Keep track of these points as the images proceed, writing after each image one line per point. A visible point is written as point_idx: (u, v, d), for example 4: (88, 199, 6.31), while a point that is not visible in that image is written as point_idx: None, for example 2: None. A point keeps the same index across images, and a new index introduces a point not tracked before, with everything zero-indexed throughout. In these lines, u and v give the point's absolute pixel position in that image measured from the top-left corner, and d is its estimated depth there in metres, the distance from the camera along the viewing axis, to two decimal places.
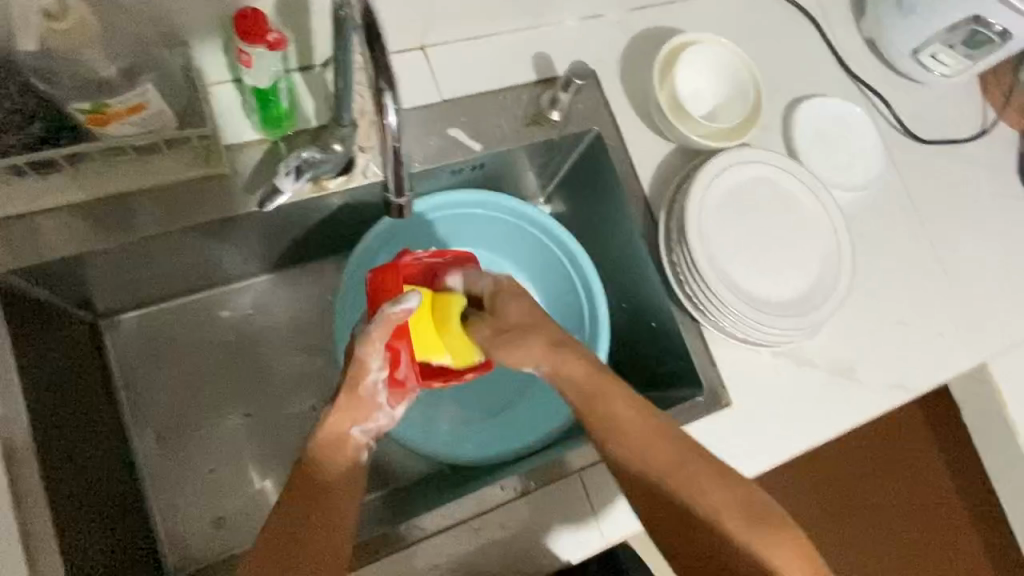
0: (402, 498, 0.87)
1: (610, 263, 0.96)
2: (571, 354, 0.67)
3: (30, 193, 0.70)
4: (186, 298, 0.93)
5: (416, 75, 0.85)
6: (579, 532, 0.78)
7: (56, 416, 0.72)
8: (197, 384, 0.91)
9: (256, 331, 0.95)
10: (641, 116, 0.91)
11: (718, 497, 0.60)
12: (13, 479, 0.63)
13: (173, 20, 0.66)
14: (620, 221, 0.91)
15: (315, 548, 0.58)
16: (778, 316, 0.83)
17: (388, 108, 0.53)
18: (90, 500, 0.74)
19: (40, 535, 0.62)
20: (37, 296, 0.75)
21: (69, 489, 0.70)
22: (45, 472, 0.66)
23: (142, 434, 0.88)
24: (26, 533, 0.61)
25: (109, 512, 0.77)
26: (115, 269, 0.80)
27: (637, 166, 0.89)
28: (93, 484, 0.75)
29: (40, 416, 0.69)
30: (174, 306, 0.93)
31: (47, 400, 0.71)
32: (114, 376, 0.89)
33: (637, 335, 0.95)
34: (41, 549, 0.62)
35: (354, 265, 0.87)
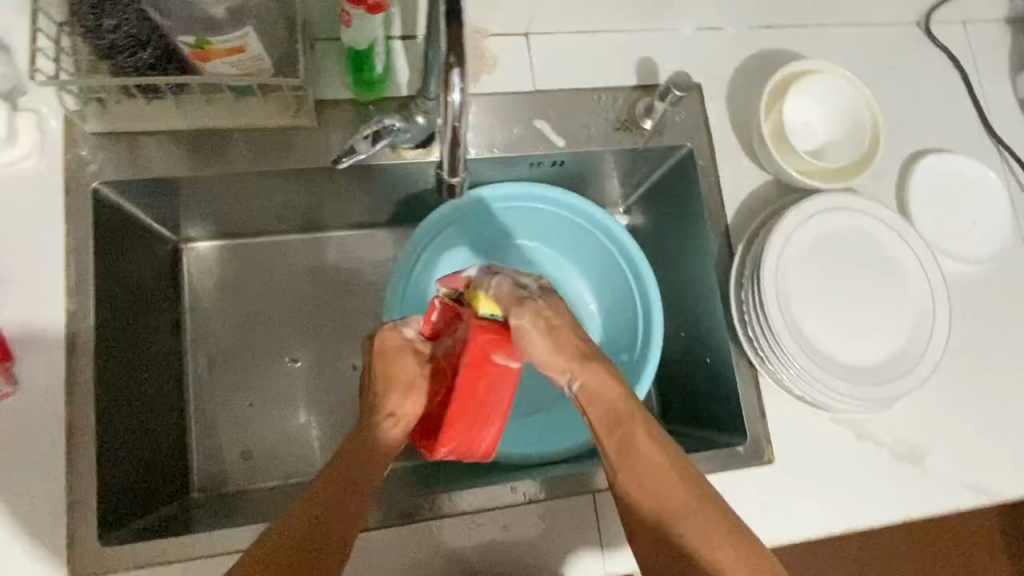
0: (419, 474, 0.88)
1: (676, 288, 0.92)
2: (606, 378, 0.63)
3: (137, 115, 0.74)
4: (266, 238, 0.97)
5: (516, 60, 0.83)
6: (581, 553, 0.76)
7: (121, 325, 0.77)
8: (258, 321, 0.95)
9: (320, 283, 0.97)
10: (740, 141, 0.86)
11: (690, 522, 0.57)
12: (70, 370, 0.68)
13: None
14: (696, 246, 0.86)
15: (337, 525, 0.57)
16: (844, 378, 0.76)
17: (453, 83, 0.52)
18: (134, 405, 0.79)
19: (82, 426, 0.68)
20: (127, 209, 0.80)
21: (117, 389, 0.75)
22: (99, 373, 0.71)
23: (196, 355, 0.92)
24: (69, 419, 0.67)
25: (150, 421, 0.82)
26: (200, 198, 0.84)
27: (725, 193, 0.84)
28: (142, 392, 0.81)
29: (109, 318, 0.75)
30: (255, 243, 0.97)
31: (117, 307, 0.77)
32: (185, 297, 0.94)
33: (690, 367, 0.90)
34: (79, 437, 0.67)
35: (413, 242, 0.87)
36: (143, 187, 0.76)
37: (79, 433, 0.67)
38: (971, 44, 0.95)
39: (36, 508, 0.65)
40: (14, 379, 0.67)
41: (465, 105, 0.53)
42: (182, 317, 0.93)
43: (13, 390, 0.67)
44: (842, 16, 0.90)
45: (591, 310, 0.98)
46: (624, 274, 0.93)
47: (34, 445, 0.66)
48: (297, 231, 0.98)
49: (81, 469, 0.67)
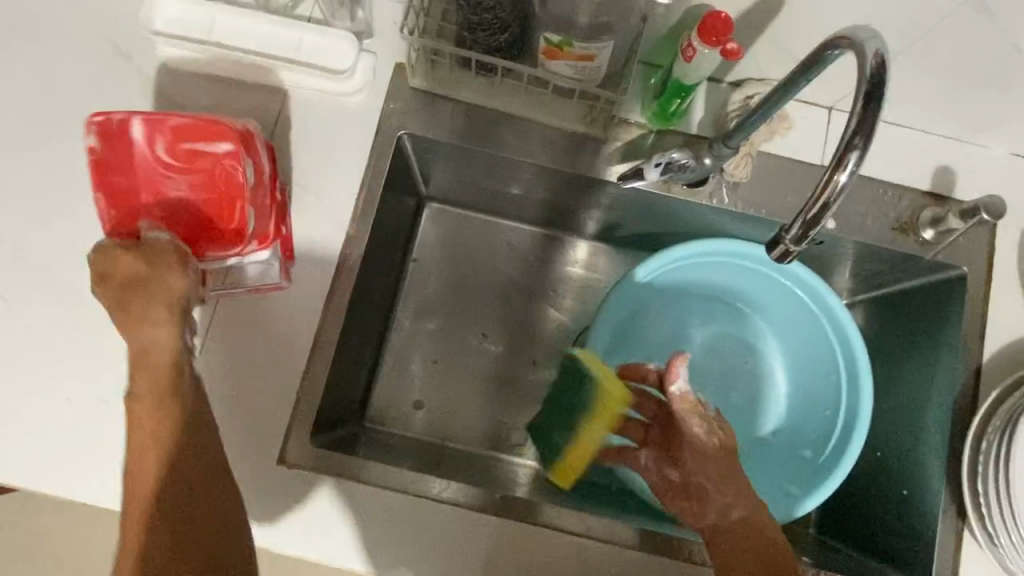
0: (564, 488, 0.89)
1: (889, 405, 0.87)
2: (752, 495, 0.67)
3: (455, 82, 0.81)
4: (477, 215, 1.01)
5: (811, 130, 0.82)
6: None
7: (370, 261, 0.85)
8: (465, 288, 0.99)
9: (530, 272, 1.01)
10: (1020, 281, 0.80)
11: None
12: (334, 288, 0.76)
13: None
14: (933, 373, 0.81)
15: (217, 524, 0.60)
16: None
17: (845, 165, 0.50)
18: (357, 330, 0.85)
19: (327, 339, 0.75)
20: (409, 154, 0.86)
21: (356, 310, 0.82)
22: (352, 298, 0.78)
23: (406, 302, 0.98)
24: (319, 328, 0.75)
25: (361, 350, 0.89)
26: (468, 168, 0.90)
27: (986, 330, 0.79)
28: (362, 321, 0.86)
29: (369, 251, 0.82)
30: (468, 215, 1.01)
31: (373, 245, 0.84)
32: (412, 248, 0.99)
33: (877, 492, 0.85)
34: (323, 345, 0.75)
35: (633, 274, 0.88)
36: (433, 144, 0.82)
37: (323, 343, 0.75)
38: None
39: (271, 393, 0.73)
40: (289, 278, 0.76)
41: (837, 192, 0.50)
42: (405, 264, 0.99)
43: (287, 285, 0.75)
44: None
45: (777, 391, 0.95)
46: (836, 371, 0.89)
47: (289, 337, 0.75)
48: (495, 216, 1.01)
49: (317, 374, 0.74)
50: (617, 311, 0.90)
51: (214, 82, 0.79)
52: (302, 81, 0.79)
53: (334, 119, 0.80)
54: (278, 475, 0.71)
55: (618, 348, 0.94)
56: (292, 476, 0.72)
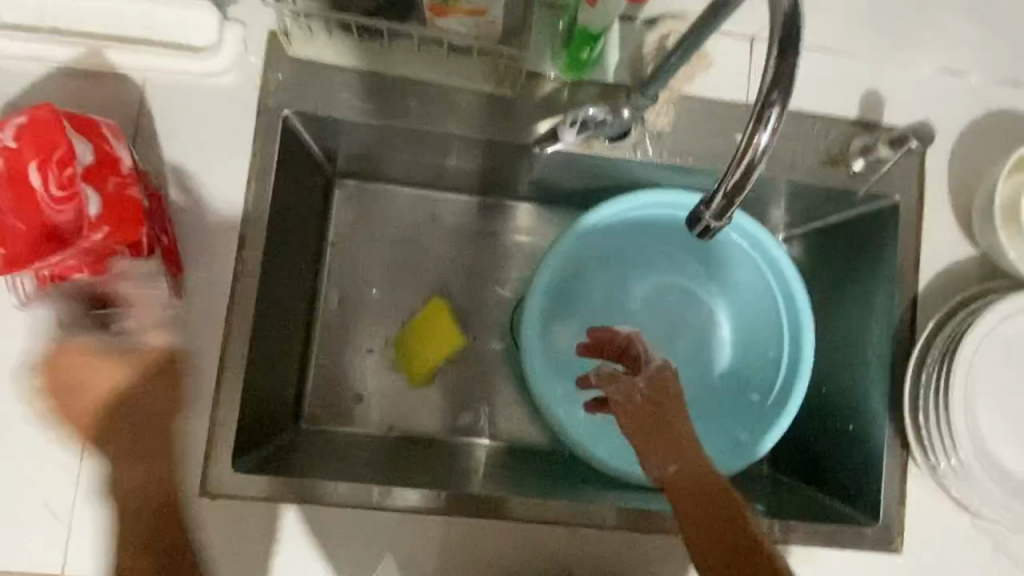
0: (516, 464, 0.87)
1: (830, 341, 0.86)
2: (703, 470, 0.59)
3: (339, 49, 0.71)
4: (391, 186, 0.93)
5: (733, 65, 0.76)
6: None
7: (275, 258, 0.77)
8: (390, 269, 0.92)
9: (458, 240, 0.94)
10: (951, 204, 0.78)
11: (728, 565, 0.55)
12: (233, 298, 0.69)
13: None
14: (871, 307, 0.80)
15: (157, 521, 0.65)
16: (999, 488, 0.71)
17: (767, 122, 0.48)
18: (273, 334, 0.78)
19: (234, 355, 0.68)
20: (302, 135, 0.77)
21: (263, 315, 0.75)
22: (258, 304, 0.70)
23: (328, 292, 0.90)
24: (224, 344, 0.68)
25: (284, 353, 0.82)
26: (374, 140, 0.81)
27: (921, 257, 0.78)
28: (277, 323, 0.79)
29: (271, 248, 0.74)
30: (382, 188, 0.93)
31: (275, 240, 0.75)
32: (327, 232, 0.92)
33: (824, 426, 0.85)
34: (230, 361, 0.68)
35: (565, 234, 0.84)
36: (326, 121, 0.73)
37: (232, 358, 0.68)
38: None
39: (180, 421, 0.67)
40: (180, 294, 0.68)
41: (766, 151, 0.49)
42: (322, 250, 0.91)
43: (178, 303, 0.68)
44: None
45: (721, 334, 0.93)
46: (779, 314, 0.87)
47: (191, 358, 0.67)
48: (414, 185, 0.94)
49: (228, 397, 0.67)
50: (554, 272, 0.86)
51: (57, 74, 0.68)
52: (161, 63, 0.68)
53: (207, 103, 0.70)
54: (200, 507, 0.66)
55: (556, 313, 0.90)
56: (216, 507, 0.66)
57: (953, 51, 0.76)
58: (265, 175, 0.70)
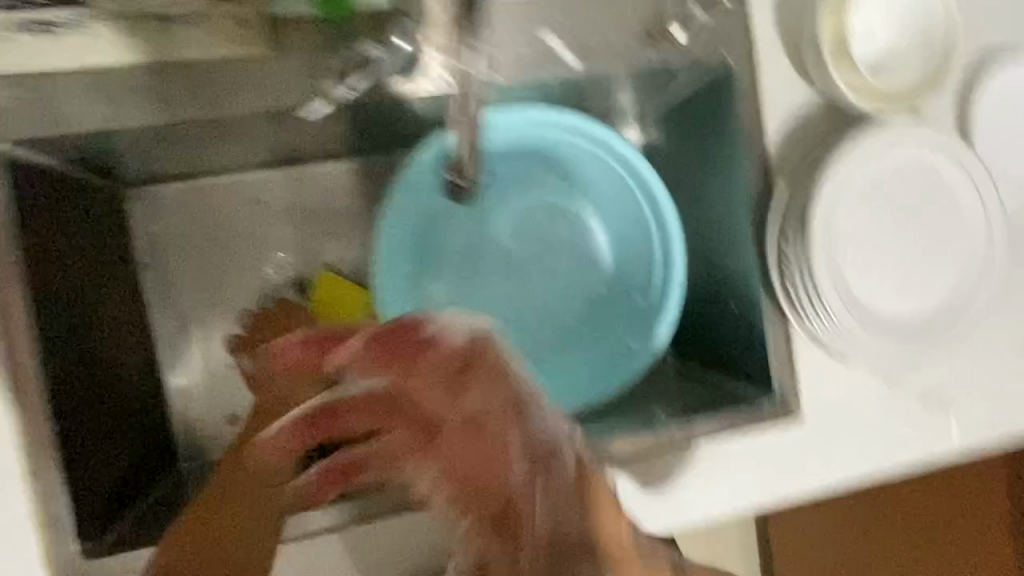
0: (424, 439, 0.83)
1: (698, 224, 0.82)
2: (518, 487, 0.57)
3: None
4: (226, 176, 0.86)
5: None
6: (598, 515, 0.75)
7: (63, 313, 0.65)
8: (235, 272, 0.88)
9: (307, 221, 0.90)
10: (789, 49, 0.71)
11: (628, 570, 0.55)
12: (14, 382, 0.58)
13: None
14: (724, 181, 0.75)
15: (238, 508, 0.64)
16: (881, 332, 0.69)
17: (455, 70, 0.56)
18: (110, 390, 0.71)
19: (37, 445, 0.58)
20: (45, 164, 0.65)
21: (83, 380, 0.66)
22: (50, 378, 0.60)
23: (163, 314, 0.86)
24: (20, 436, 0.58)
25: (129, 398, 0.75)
26: (148, 143, 0.72)
27: (766, 115, 0.72)
28: (111, 375, 0.72)
29: (49, 308, 0.63)
30: (214, 182, 0.86)
31: (52, 297, 0.63)
32: (140, 250, 0.85)
33: (710, 310, 0.83)
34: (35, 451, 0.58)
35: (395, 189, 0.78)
36: None
37: None
38: None
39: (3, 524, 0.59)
40: None
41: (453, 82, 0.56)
42: (142, 267, 0.85)
43: None
44: None
45: (598, 241, 0.89)
46: (638, 201, 0.82)
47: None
48: (223, 173, 0.86)
49: (43, 484, 0.58)
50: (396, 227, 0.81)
51: None
52: None
53: None
54: None
55: (419, 273, 0.85)
56: None
57: None
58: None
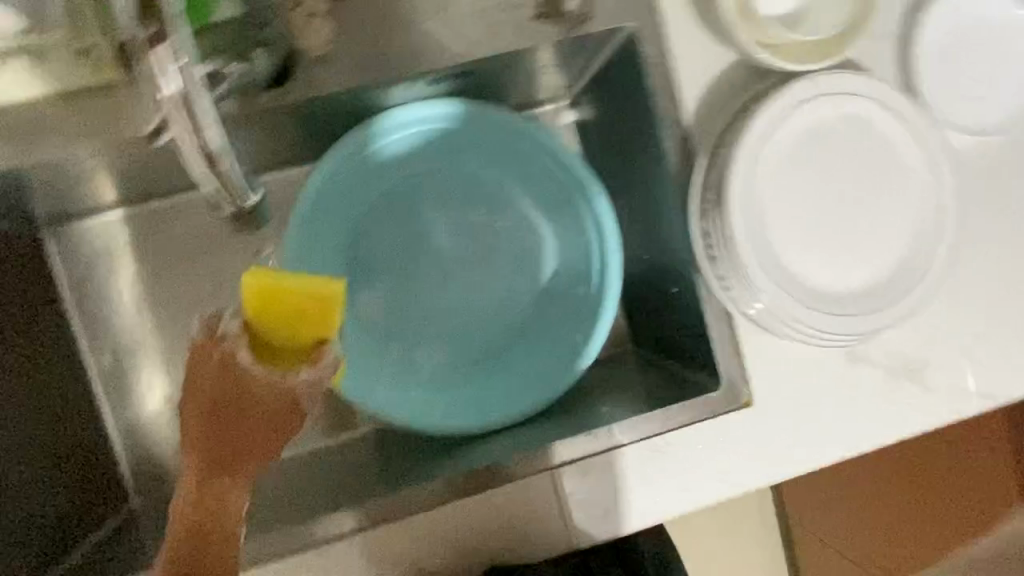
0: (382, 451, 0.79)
1: (632, 205, 0.77)
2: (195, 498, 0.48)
3: None
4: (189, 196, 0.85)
5: None
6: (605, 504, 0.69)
7: None
8: (191, 304, 0.85)
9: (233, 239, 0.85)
10: (698, 13, 0.66)
11: None
12: None
13: None
14: (645, 159, 0.70)
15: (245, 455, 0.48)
16: (824, 312, 0.63)
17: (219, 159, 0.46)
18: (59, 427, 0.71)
19: None
20: None
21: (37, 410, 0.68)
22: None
23: (97, 350, 0.84)
24: None
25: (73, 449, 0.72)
26: (54, 187, 0.71)
27: (681, 85, 0.66)
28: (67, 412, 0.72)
29: None
30: (168, 206, 0.85)
31: None
32: (67, 288, 0.83)
33: (654, 297, 0.77)
34: None
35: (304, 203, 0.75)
36: None
37: None
38: None
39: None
40: None
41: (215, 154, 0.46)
42: (67, 301, 0.82)
43: None
44: None
45: (540, 233, 0.83)
46: (564, 187, 0.79)
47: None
48: (140, 201, 0.84)
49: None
50: (314, 243, 0.77)
51: None
52: None
53: None
54: None
55: (352, 288, 0.82)
56: None
57: None
58: None
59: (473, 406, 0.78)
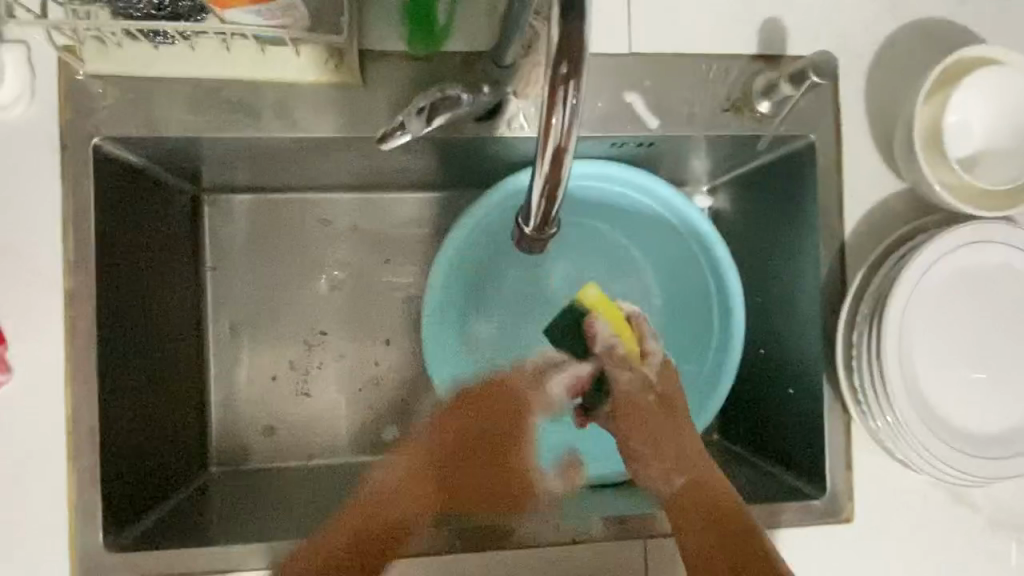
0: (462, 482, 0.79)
1: (763, 299, 0.79)
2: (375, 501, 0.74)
3: (142, 60, 0.60)
4: (337, 194, 0.83)
5: (607, 14, 0.67)
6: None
7: (125, 316, 0.66)
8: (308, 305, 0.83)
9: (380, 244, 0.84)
10: (876, 139, 0.70)
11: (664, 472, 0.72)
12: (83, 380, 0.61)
13: None
14: (796, 261, 0.72)
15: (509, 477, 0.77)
16: (955, 449, 0.63)
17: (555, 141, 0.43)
18: (166, 393, 0.73)
19: (88, 445, 0.61)
20: (137, 165, 0.66)
21: (151, 373, 0.70)
22: (107, 377, 0.63)
23: (217, 322, 0.82)
24: (74, 438, 0.61)
25: (175, 410, 0.74)
26: (235, 160, 0.71)
27: (845, 200, 0.69)
28: (172, 374, 0.74)
29: (116, 312, 0.65)
30: (319, 198, 0.82)
31: (119, 301, 0.65)
32: (204, 252, 0.81)
33: (763, 391, 0.78)
34: (84, 447, 0.61)
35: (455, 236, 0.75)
36: (157, 145, 0.63)
37: (78, 431, 0.61)
38: None
39: (48, 499, 0.61)
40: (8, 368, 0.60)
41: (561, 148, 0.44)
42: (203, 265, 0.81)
43: (7, 378, 0.60)
44: None
45: (654, 305, 0.85)
46: (697, 265, 0.81)
47: (39, 424, 0.61)
48: (299, 187, 0.82)
49: (85, 461, 0.61)
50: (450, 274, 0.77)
51: None
52: None
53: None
54: None
55: (467, 318, 0.81)
56: None
57: None
58: (86, 219, 0.61)
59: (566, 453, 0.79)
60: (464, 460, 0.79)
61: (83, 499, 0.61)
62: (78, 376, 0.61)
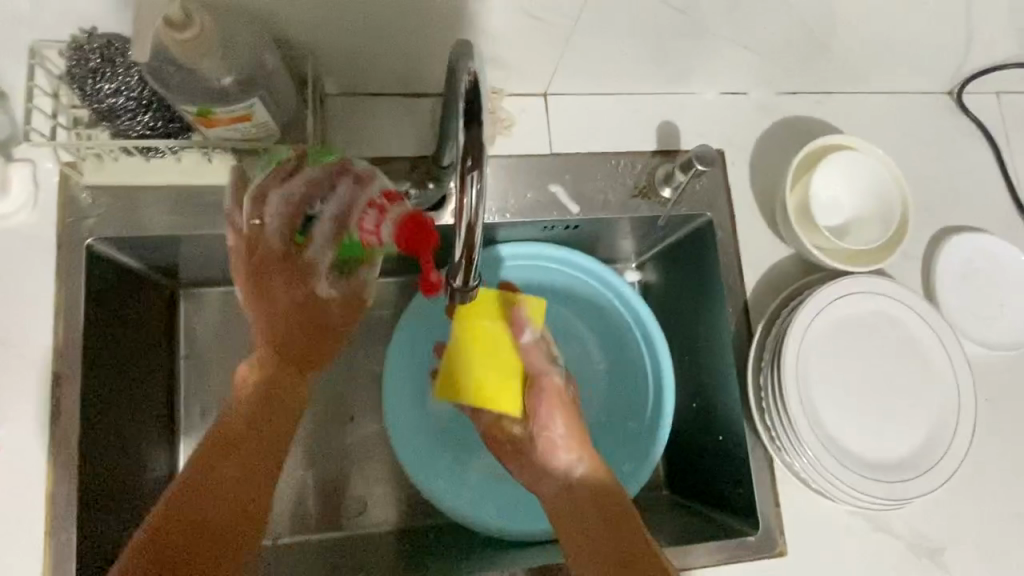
0: (425, 548, 0.83)
1: (690, 357, 0.88)
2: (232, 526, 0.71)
3: (135, 172, 0.70)
4: None
5: (531, 123, 0.81)
6: None
7: (104, 401, 0.71)
8: None
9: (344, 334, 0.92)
10: (761, 212, 0.83)
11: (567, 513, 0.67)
12: (65, 461, 0.66)
13: (308, 45, 0.67)
14: (711, 320, 0.82)
15: (261, 466, 0.64)
16: (861, 475, 0.71)
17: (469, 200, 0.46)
18: (142, 478, 0.76)
19: (65, 523, 0.65)
20: (122, 262, 0.75)
21: (127, 455, 0.74)
22: (85, 457, 0.68)
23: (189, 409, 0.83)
24: (52, 516, 0.65)
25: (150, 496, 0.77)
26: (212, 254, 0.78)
27: (744, 266, 0.81)
28: (147, 458, 0.77)
29: (96, 394, 0.70)
30: None
31: (100, 385, 0.71)
32: (179, 342, 0.84)
33: (698, 440, 0.86)
34: (61, 526, 0.65)
35: (408, 317, 0.86)
36: (143, 243, 0.72)
37: (55, 509, 0.65)
38: (999, 116, 0.92)
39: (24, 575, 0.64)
40: None
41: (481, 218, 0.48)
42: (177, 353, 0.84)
43: None
44: (874, 85, 0.88)
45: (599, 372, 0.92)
46: (630, 331, 0.90)
47: (21, 502, 0.65)
48: None
49: (60, 539, 0.65)
50: (405, 352, 0.86)
51: None
52: None
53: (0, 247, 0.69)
54: None
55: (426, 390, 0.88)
56: None
57: (725, 75, 0.82)
58: (75, 310, 0.68)
59: (522, 516, 0.83)
60: (210, 470, 0.61)
61: (57, 572, 0.64)
62: (61, 458, 0.66)
